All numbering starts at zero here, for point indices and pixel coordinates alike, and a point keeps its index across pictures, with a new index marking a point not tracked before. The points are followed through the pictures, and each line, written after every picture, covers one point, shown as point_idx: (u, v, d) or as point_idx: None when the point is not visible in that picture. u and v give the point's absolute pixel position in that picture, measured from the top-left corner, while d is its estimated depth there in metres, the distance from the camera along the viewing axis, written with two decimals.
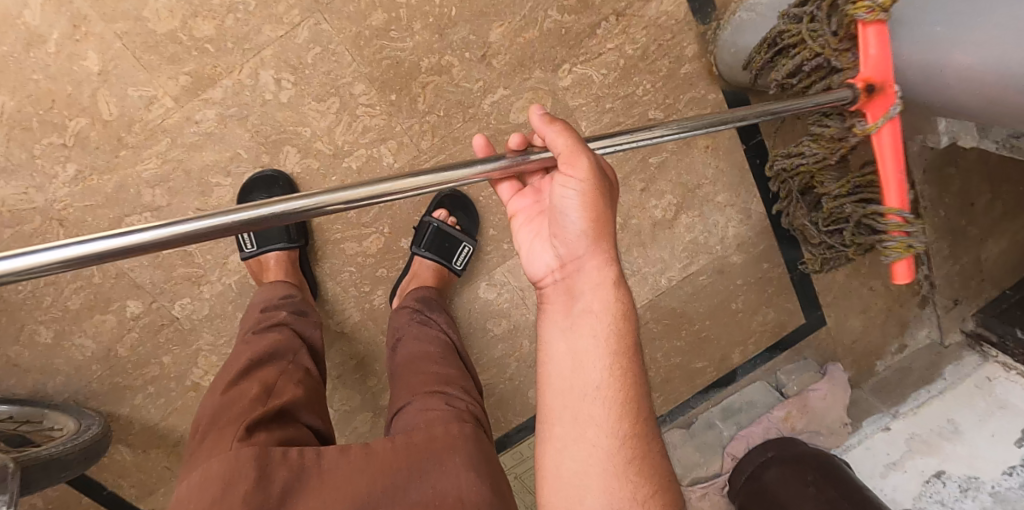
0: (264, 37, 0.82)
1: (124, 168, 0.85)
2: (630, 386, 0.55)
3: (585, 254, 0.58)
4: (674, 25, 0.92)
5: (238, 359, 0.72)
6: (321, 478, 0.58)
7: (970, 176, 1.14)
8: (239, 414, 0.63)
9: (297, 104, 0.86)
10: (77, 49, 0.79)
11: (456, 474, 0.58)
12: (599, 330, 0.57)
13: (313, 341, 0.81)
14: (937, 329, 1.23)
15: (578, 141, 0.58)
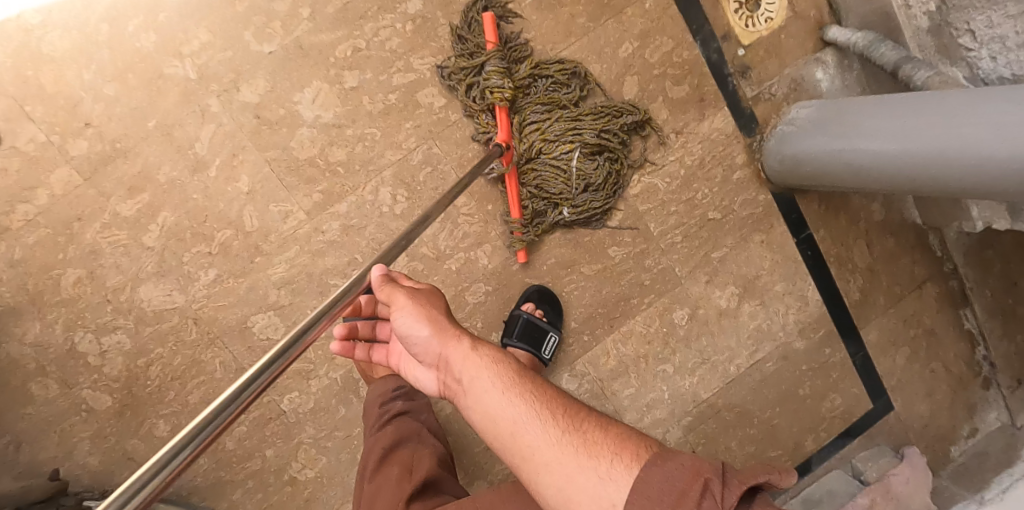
0: (385, 160, 0.98)
1: (258, 271, 0.97)
2: (535, 402, 0.60)
3: (445, 346, 0.65)
4: (725, 139, 1.07)
5: (375, 449, 0.81)
6: None
7: None
8: (394, 496, 0.73)
9: (409, 215, 1.00)
10: (232, 174, 0.94)
11: None
12: (491, 381, 0.62)
13: (429, 422, 0.90)
14: (1005, 411, 1.29)
15: (393, 286, 0.68)
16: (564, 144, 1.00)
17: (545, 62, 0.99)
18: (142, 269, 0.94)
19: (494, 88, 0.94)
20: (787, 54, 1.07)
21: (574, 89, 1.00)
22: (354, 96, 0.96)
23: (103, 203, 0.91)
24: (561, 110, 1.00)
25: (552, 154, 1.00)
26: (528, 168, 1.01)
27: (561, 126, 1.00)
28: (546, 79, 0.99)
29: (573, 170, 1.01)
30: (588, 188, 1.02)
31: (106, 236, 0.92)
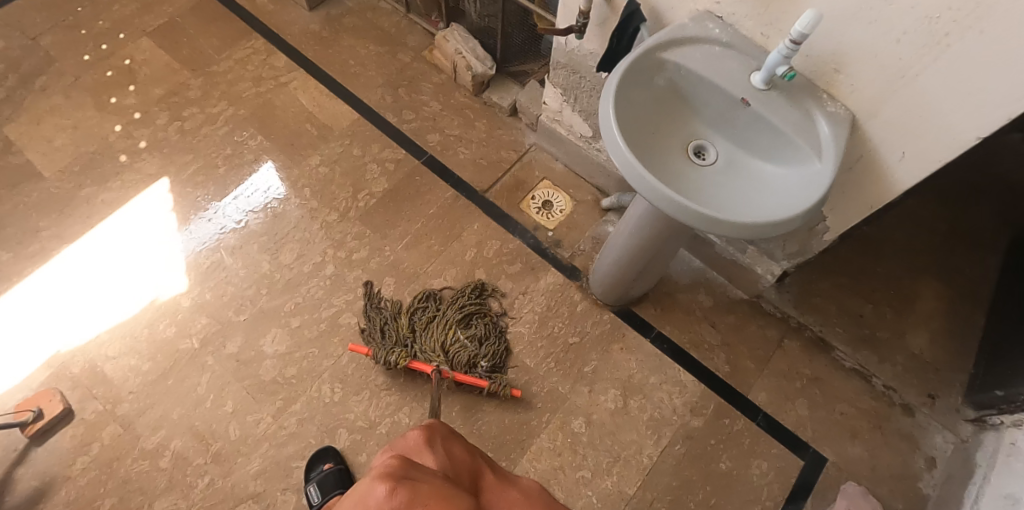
0: (324, 365, 1.39)
1: (239, 469, 1.28)
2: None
3: None
4: (561, 287, 1.51)
5: None
6: None
7: (840, 299, 1.55)
8: None
9: (345, 398, 1.36)
10: (219, 400, 1.34)
11: None
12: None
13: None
14: (947, 430, 1.41)
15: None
16: (451, 335, 1.42)
17: (399, 314, 1.44)
18: (156, 487, 1.26)
19: (394, 357, 1.34)
20: (583, 225, 1.58)
21: (430, 304, 1.45)
22: (298, 328, 1.42)
23: (134, 443, 1.30)
24: (433, 325, 1.43)
25: (454, 346, 1.41)
26: (455, 365, 1.39)
27: (441, 328, 1.42)
28: (407, 315, 1.44)
29: (469, 342, 1.41)
30: (482, 343, 1.42)
31: (132, 469, 1.28)
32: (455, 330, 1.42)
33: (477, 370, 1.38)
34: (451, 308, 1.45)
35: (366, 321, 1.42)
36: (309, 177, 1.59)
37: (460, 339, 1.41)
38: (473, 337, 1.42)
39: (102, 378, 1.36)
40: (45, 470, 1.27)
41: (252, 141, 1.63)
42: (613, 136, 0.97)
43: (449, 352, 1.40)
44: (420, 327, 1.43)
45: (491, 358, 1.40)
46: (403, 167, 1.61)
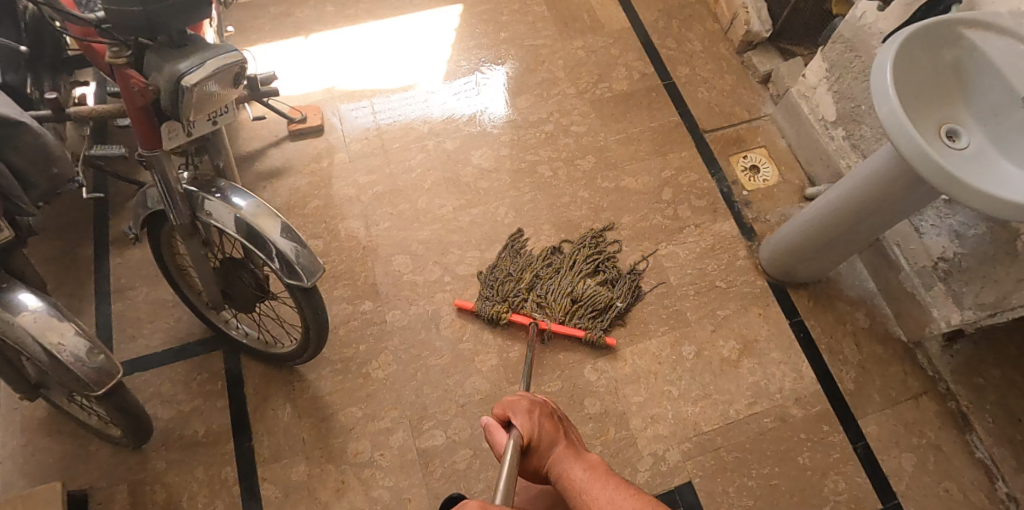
0: (507, 192, 1.58)
1: (412, 232, 1.53)
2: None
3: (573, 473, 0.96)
4: (731, 238, 1.56)
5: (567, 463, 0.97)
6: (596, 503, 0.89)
7: (1006, 393, 1.40)
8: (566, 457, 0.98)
9: (511, 224, 1.55)
10: (421, 176, 1.60)
11: None
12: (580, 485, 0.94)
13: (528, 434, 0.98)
14: None
15: None
16: (578, 284, 1.47)
17: (518, 270, 1.48)
18: (350, 212, 1.55)
19: (498, 311, 1.42)
20: (779, 199, 1.62)
21: (554, 260, 1.50)
22: (503, 158, 1.63)
23: (350, 175, 1.59)
24: (554, 279, 1.48)
25: (581, 292, 1.45)
26: (571, 312, 1.44)
27: (567, 278, 1.48)
28: (526, 267, 1.49)
29: (598, 288, 1.47)
30: (614, 288, 1.48)
31: (340, 191, 1.58)
32: (583, 279, 1.48)
33: (598, 322, 1.43)
34: (584, 258, 1.51)
35: (485, 273, 1.49)
36: (567, 54, 1.78)
37: (582, 289, 1.46)
38: (592, 288, 1.46)
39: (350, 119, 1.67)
40: (286, 159, 1.61)
41: (537, 8, 1.86)
42: (883, 68, 1.00)
43: (573, 299, 1.45)
44: (545, 272, 1.49)
45: (602, 308, 1.45)
46: (645, 81, 1.75)
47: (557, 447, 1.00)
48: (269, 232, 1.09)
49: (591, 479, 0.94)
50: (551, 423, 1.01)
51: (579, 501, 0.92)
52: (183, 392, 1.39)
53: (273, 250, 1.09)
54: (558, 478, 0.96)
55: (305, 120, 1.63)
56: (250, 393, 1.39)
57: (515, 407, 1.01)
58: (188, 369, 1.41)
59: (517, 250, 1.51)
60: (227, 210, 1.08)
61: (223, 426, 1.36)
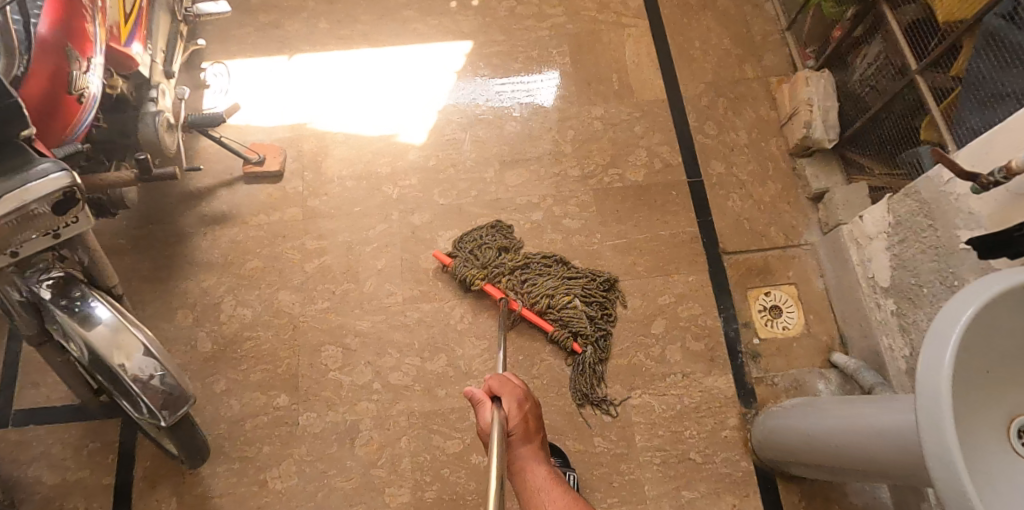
0: (470, 290, 1.35)
1: (351, 320, 1.34)
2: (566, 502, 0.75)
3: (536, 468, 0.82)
4: (723, 398, 1.29)
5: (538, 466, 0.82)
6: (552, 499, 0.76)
7: None
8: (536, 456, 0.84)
9: (464, 332, 1.32)
10: (377, 254, 1.39)
11: None
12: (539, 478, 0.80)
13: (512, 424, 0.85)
14: None
15: None
16: (562, 295, 1.33)
17: (500, 252, 1.36)
18: (290, 281, 1.37)
19: (472, 276, 1.32)
20: (794, 357, 1.33)
21: (552, 269, 1.36)
22: (473, 245, 1.39)
23: (299, 236, 1.41)
24: (542, 276, 1.35)
25: (563, 305, 1.32)
26: (541, 312, 1.32)
27: (553, 284, 1.34)
28: (509, 256, 1.36)
29: (581, 312, 1.32)
30: (593, 322, 1.32)
31: (285, 253, 1.39)
32: (569, 296, 1.33)
33: (567, 332, 1.30)
34: (579, 278, 1.35)
35: (462, 240, 1.38)
36: (581, 123, 1.50)
37: (564, 304, 1.32)
38: (577, 310, 1.32)
39: (316, 168, 1.46)
40: (235, 206, 1.44)
41: (558, 58, 1.57)
42: (954, 323, 0.66)
43: (549, 306, 1.32)
44: (532, 269, 1.36)
45: (579, 340, 1.30)
46: (666, 174, 1.46)
47: (528, 446, 0.85)
48: (118, 361, 0.90)
49: (548, 488, 0.78)
50: (536, 420, 0.88)
51: (529, 502, 0.77)
52: (72, 457, 1.27)
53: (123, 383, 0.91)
54: (518, 478, 0.82)
55: (263, 162, 1.44)
56: (140, 475, 1.26)
57: (504, 393, 0.89)
58: (83, 433, 1.29)
59: (507, 238, 1.38)
60: (74, 328, 0.89)
61: (103, 508, 1.24)
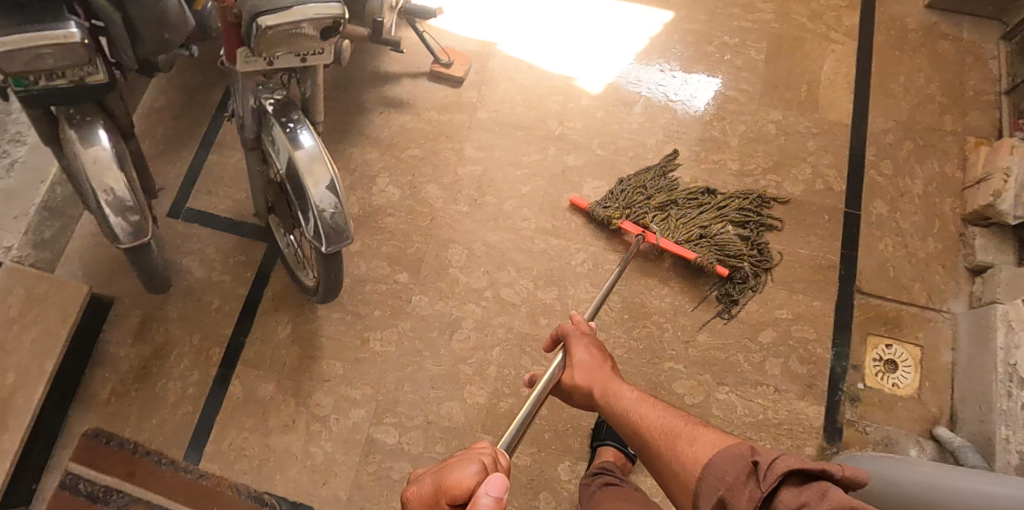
0: (598, 240, 1.41)
1: (483, 229, 1.43)
2: (665, 424, 0.80)
3: (620, 388, 0.91)
4: (807, 425, 1.28)
5: (620, 387, 0.91)
6: (641, 418, 0.83)
7: None
8: (610, 376, 0.94)
9: (581, 276, 1.38)
10: (525, 179, 1.46)
11: (702, 444, 0.73)
12: (624, 401, 0.88)
13: (578, 359, 0.97)
14: None
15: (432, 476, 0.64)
16: (714, 223, 1.39)
17: (654, 193, 1.42)
18: (441, 178, 1.48)
19: (610, 215, 1.38)
20: (894, 414, 1.29)
21: (702, 199, 1.42)
22: (614, 201, 1.44)
23: (461, 141, 1.51)
24: (689, 209, 1.41)
25: (716, 231, 1.38)
26: (689, 243, 1.37)
27: (704, 213, 1.40)
28: (665, 195, 1.42)
29: (733, 236, 1.38)
30: (746, 243, 1.38)
31: (446, 152, 1.50)
32: (717, 224, 1.39)
33: (715, 256, 1.36)
34: (730, 210, 1.40)
35: (616, 181, 1.45)
36: (755, 121, 1.50)
37: (715, 231, 1.38)
38: (727, 238, 1.37)
39: (492, 87, 1.56)
40: (414, 97, 1.56)
41: (754, 52, 1.56)
42: None
43: (700, 234, 1.38)
44: (677, 202, 1.41)
45: (728, 263, 1.36)
46: (825, 196, 1.43)
47: (605, 372, 0.95)
48: (311, 179, 1.01)
49: (638, 401, 0.87)
50: (599, 349, 0.99)
51: (625, 418, 0.85)
52: (220, 261, 1.45)
53: (308, 199, 1.02)
54: (605, 401, 0.90)
55: (450, 66, 1.55)
56: (268, 296, 1.42)
57: (570, 331, 1.01)
58: (234, 245, 1.47)
59: (655, 171, 1.45)
60: (285, 141, 1.02)
61: (232, 312, 1.42)
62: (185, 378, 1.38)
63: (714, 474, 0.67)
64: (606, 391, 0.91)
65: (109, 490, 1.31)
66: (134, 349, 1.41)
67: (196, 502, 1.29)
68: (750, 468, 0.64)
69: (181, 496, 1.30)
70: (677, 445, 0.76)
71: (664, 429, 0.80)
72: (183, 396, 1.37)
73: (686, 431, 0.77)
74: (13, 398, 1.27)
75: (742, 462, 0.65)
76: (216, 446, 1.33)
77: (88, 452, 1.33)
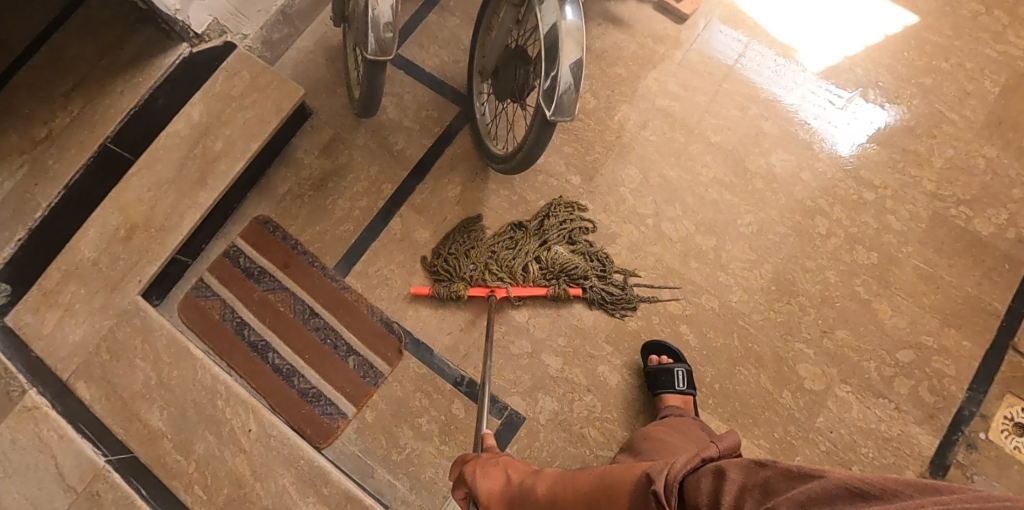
0: (770, 209, 1.41)
1: (663, 162, 1.46)
2: (589, 488, 0.89)
3: (541, 481, 0.97)
4: (917, 450, 1.27)
5: (536, 481, 0.97)
6: (569, 496, 0.91)
7: None
8: (520, 481, 0.99)
9: (742, 236, 1.40)
10: (718, 129, 1.48)
11: (616, 483, 0.84)
12: (549, 489, 0.94)
13: (487, 489, 1.00)
14: None
15: None
16: (550, 249, 1.39)
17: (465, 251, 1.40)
18: (637, 102, 1.51)
19: (455, 291, 1.36)
20: (1010, 475, 1.25)
21: (515, 234, 1.42)
22: (798, 178, 1.43)
23: (667, 75, 1.53)
24: (518, 245, 1.40)
25: (554, 258, 1.38)
26: (534, 274, 1.37)
27: (531, 247, 1.40)
28: (480, 254, 1.40)
29: (573, 255, 1.39)
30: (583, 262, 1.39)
31: (648, 81, 1.52)
32: (553, 247, 1.39)
33: (566, 281, 1.37)
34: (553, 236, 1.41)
35: (438, 248, 1.43)
36: (966, 150, 1.45)
37: (552, 263, 1.38)
38: (570, 262, 1.38)
39: (714, 32, 1.55)
40: (636, 17, 1.57)
41: (989, 83, 1.49)
42: None
43: (541, 266, 1.39)
44: (510, 241, 1.41)
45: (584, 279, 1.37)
46: (1012, 246, 1.39)
47: (512, 479, 1.01)
48: (567, 49, 1.09)
49: (554, 481, 0.95)
50: (501, 466, 1.04)
51: (549, 500, 0.93)
52: (412, 110, 1.54)
53: (555, 66, 1.09)
54: (525, 504, 0.96)
55: (680, 0, 1.55)
56: (447, 154, 1.50)
57: (466, 467, 1.04)
58: (428, 99, 1.55)
59: (457, 236, 1.42)
60: (558, 6, 1.10)
61: (411, 158, 1.51)
62: (353, 200, 1.49)
63: (635, 506, 0.78)
64: (524, 496, 0.97)
65: (265, 272, 1.46)
66: (316, 161, 1.52)
67: (333, 310, 1.42)
68: (653, 497, 0.74)
69: (321, 300, 1.43)
70: (598, 501, 0.85)
71: (581, 493, 0.90)
72: (348, 216, 1.49)
73: (601, 488, 0.86)
74: (217, 164, 1.42)
75: (643, 489, 0.77)
76: (364, 268, 1.45)
77: (257, 235, 1.48)
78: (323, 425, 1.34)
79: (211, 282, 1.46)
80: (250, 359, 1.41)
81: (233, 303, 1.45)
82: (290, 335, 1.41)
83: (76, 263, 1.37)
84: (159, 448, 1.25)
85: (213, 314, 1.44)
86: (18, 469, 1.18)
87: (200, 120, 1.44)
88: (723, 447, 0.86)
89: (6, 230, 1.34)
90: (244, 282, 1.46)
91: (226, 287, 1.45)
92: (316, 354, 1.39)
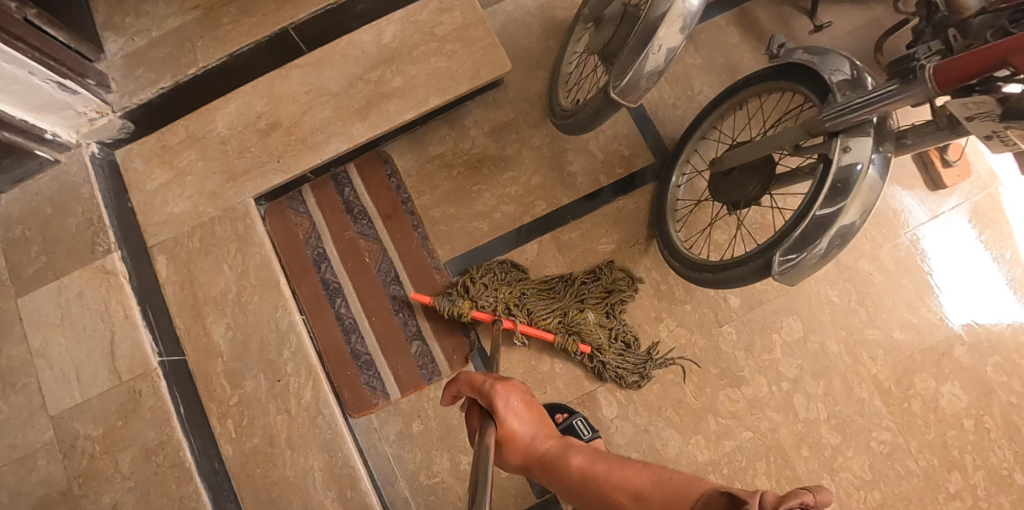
0: (911, 437, 1.25)
1: (830, 330, 1.29)
2: (642, 477, 0.80)
3: (573, 450, 0.90)
4: None
5: (576, 455, 0.89)
6: (611, 469, 0.84)
7: None
8: (554, 442, 0.92)
9: (868, 450, 1.25)
10: (905, 325, 1.29)
11: (670, 477, 0.78)
12: (588, 462, 0.87)
13: (517, 420, 0.89)
14: None
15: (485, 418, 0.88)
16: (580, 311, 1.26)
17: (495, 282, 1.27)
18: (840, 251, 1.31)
19: (458, 312, 1.23)
20: None
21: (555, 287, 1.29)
22: (958, 422, 1.26)
23: (884, 238, 1.32)
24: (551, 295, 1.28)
25: (583, 324, 1.25)
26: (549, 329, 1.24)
27: (563, 299, 1.27)
28: (507, 287, 1.26)
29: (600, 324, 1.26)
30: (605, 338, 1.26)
31: (864, 234, 1.32)
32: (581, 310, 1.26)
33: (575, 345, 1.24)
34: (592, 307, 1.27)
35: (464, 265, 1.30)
36: None
37: (571, 322, 1.25)
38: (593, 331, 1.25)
39: (960, 217, 1.33)
40: None
41: None
42: None
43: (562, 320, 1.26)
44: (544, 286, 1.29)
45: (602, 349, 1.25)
46: None
47: (544, 435, 0.92)
48: (849, 209, 0.90)
49: (599, 460, 0.87)
50: (535, 405, 0.92)
51: (591, 476, 0.85)
52: (605, 136, 1.35)
53: (826, 220, 0.91)
54: (554, 467, 0.89)
55: (948, 166, 1.32)
56: (616, 202, 1.33)
57: (507, 378, 0.89)
58: (627, 132, 1.35)
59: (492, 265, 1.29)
60: (867, 154, 0.89)
61: (579, 187, 1.34)
62: (500, 200, 1.34)
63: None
64: (562, 460, 0.88)
65: (364, 213, 1.34)
66: (482, 139, 1.36)
67: (416, 284, 1.31)
68: None
69: (408, 269, 1.32)
70: (649, 495, 0.76)
71: (628, 475, 0.82)
72: (487, 213, 1.34)
73: (658, 484, 0.77)
74: (388, 102, 1.26)
75: (718, 506, 0.64)
76: None
77: (371, 171, 1.35)
78: (363, 396, 1.27)
79: (307, 199, 1.34)
80: (317, 294, 1.31)
81: (321, 230, 1.33)
82: (365, 289, 1.31)
83: (206, 132, 1.25)
84: (210, 364, 1.18)
85: (297, 232, 1.33)
86: (79, 326, 1.14)
87: (390, 44, 1.26)
88: (818, 498, 0.63)
89: (155, 72, 1.21)
90: (340, 214, 1.34)
91: (322, 212, 1.34)
92: (382, 321, 1.30)
